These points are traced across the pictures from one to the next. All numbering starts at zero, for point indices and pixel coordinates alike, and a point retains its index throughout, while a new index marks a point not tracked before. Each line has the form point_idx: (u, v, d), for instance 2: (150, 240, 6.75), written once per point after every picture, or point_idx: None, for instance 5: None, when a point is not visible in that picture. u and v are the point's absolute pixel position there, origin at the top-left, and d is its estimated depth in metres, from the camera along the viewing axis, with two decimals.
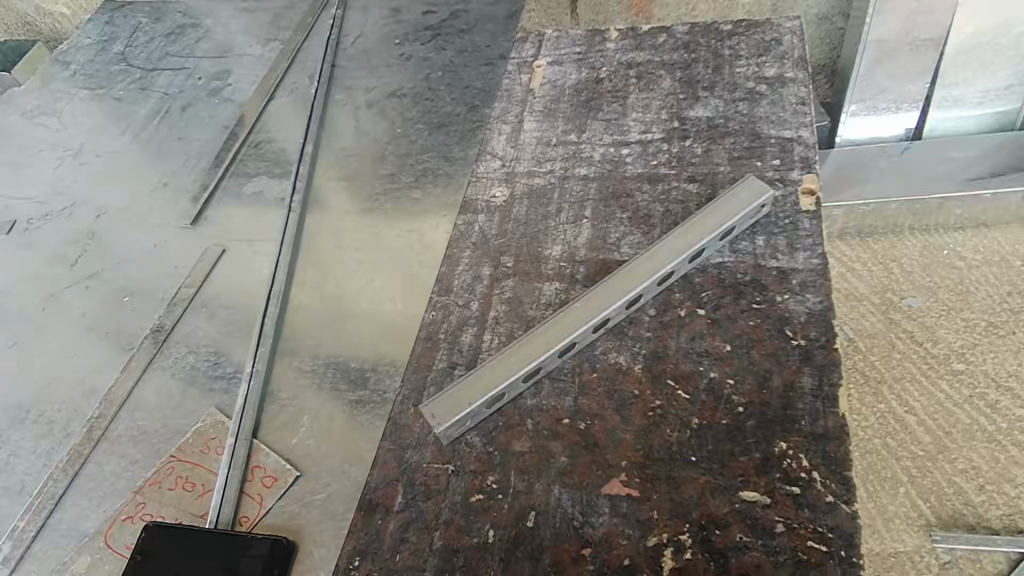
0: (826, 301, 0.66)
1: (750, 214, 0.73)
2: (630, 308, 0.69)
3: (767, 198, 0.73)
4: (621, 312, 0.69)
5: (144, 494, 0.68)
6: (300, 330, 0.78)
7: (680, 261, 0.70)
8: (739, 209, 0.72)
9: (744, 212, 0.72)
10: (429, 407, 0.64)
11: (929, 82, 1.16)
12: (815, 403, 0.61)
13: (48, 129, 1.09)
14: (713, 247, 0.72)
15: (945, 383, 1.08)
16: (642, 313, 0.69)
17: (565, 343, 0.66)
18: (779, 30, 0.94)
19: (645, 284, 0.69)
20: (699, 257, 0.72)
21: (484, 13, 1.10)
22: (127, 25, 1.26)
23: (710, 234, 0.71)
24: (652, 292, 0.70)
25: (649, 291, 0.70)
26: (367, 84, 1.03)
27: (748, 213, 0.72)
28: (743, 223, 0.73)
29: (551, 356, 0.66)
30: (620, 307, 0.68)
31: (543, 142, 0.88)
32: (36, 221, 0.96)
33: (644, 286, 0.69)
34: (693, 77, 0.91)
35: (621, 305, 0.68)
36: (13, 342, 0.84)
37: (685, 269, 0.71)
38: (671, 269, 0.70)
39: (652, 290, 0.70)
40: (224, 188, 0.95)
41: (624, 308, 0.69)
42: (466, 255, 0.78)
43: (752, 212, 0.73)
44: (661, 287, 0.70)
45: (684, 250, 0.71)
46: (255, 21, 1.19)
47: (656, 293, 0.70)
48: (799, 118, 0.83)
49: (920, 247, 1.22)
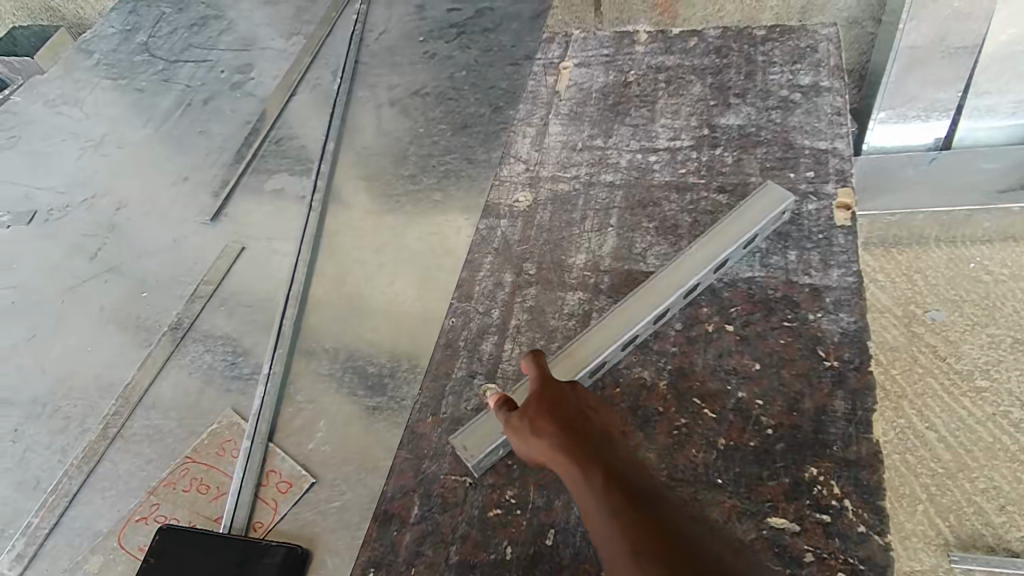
0: (860, 321, 0.65)
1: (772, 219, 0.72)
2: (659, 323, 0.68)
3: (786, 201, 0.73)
4: (649, 327, 0.67)
5: (159, 494, 0.68)
6: (318, 332, 0.77)
7: (706, 272, 0.69)
8: (761, 217, 0.71)
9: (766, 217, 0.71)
10: (458, 440, 0.63)
11: (962, 90, 1.13)
12: (849, 428, 0.59)
13: (70, 119, 1.09)
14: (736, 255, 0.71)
15: (968, 400, 1.05)
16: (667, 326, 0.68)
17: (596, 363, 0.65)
18: (815, 36, 0.91)
19: (671, 299, 0.68)
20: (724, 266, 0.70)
21: (510, 11, 1.08)
22: (151, 15, 1.25)
23: (734, 243, 0.70)
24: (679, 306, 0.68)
25: (676, 304, 0.68)
26: (390, 82, 1.02)
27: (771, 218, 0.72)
28: (767, 229, 0.72)
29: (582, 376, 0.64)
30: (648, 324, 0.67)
31: (568, 147, 0.86)
32: (57, 212, 0.96)
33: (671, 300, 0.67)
34: (724, 83, 0.89)
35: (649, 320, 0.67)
36: (31, 334, 0.83)
37: (711, 279, 0.70)
38: (697, 280, 0.69)
39: (679, 304, 0.68)
40: (244, 184, 0.94)
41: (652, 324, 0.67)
42: (488, 260, 0.77)
43: (774, 216, 0.72)
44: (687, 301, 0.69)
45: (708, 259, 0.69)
46: (278, 15, 1.18)
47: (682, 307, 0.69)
48: (835, 129, 0.81)
49: (946, 259, 1.18)
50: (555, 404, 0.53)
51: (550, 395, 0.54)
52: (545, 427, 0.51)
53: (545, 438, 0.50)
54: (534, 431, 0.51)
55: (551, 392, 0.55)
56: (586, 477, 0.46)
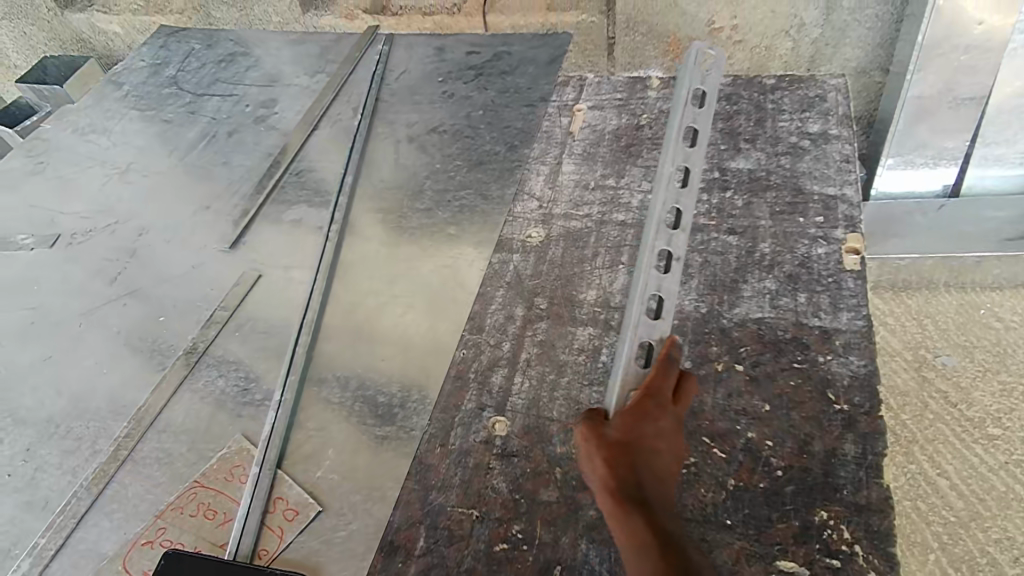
0: (870, 365, 0.66)
1: (708, 82, 0.72)
2: (671, 271, 0.66)
3: (715, 52, 0.71)
4: (657, 278, 0.65)
5: (165, 518, 0.68)
6: (330, 360, 0.78)
7: (672, 188, 0.68)
8: (687, 94, 0.71)
9: (693, 85, 0.71)
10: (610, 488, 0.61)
11: (969, 140, 1.15)
12: (859, 472, 0.60)
13: (98, 147, 1.12)
14: (700, 127, 0.70)
15: (981, 447, 1.03)
16: (664, 280, 0.65)
17: (633, 355, 0.60)
18: (823, 87, 0.95)
19: (653, 237, 0.67)
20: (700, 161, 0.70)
21: (527, 55, 1.12)
22: (180, 50, 1.30)
23: (678, 140, 0.70)
24: (669, 237, 0.67)
25: (663, 238, 0.67)
26: (408, 119, 1.05)
27: (699, 83, 0.72)
28: (711, 95, 0.71)
29: (629, 366, 0.59)
30: (652, 277, 0.65)
31: (581, 185, 0.90)
32: (80, 236, 0.98)
33: (654, 236, 0.67)
34: (735, 129, 0.91)
35: (654, 273, 0.66)
36: (49, 355, 0.85)
37: (690, 193, 0.68)
38: (678, 206, 0.68)
39: (665, 235, 0.67)
40: (265, 214, 0.96)
41: (654, 274, 0.65)
42: (500, 293, 0.80)
43: (698, 78, 0.72)
44: (667, 229, 0.67)
45: (667, 171, 0.68)
46: (304, 53, 1.23)
47: (670, 239, 0.67)
48: (844, 176, 0.83)
49: (956, 304, 1.18)
50: (648, 426, 0.55)
51: (648, 413, 0.55)
52: (621, 449, 0.52)
53: (605, 452, 0.52)
54: (597, 441, 0.53)
55: (648, 408, 0.56)
56: (637, 517, 0.49)
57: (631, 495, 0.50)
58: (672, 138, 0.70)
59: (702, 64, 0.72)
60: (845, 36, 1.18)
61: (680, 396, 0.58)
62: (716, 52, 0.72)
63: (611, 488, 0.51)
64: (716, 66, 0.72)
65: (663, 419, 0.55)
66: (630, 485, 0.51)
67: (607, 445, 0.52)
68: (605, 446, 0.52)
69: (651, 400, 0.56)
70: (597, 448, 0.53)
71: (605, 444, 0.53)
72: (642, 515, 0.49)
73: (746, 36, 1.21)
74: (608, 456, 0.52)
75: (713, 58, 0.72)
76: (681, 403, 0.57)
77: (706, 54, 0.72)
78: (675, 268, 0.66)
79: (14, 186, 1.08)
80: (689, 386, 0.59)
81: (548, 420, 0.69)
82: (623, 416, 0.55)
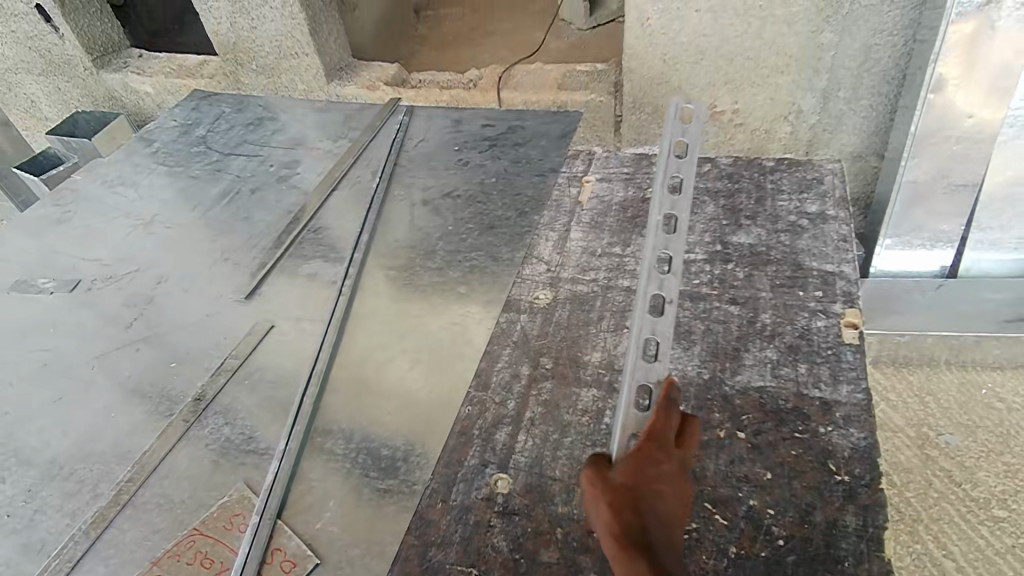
0: (870, 438, 0.67)
1: (687, 135, 0.71)
2: (663, 315, 0.66)
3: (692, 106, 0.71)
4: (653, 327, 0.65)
5: (162, 566, 0.68)
6: (336, 412, 0.79)
7: (660, 235, 0.69)
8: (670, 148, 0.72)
9: (674, 137, 0.72)
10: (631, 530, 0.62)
11: (964, 224, 1.19)
12: (860, 544, 0.60)
13: (125, 199, 1.18)
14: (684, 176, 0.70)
15: (986, 529, 1.02)
16: (658, 323, 0.66)
17: (634, 399, 0.62)
18: (820, 170, 1.00)
19: (644, 284, 0.67)
20: (688, 208, 0.70)
21: (540, 129, 1.18)
22: (211, 112, 1.38)
23: (664, 187, 0.70)
24: (659, 282, 0.67)
25: (654, 284, 0.67)
26: (424, 183, 1.10)
27: (679, 136, 0.72)
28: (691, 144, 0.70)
29: (629, 411, 0.61)
30: (646, 321, 0.66)
31: (588, 252, 0.95)
32: (100, 282, 1.01)
33: (645, 283, 0.67)
34: (736, 206, 0.96)
35: (647, 318, 0.66)
36: (58, 397, 0.86)
37: (678, 237, 0.68)
38: (667, 252, 0.67)
39: (655, 280, 0.67)
40: (281, 268, 0.99)
41: (648, 319, 0.66)
42: (507, 352, 0.83)
43: (678, 131, 0.72)
44: (658, 275, 0.67)
45: (654, 221, 0.69)
46: (329, 119, 1.30)
47: (661, 283, 0.67)
48: (841, 254, 0.87)
49: (957, 382, 1.19)
50: (652, 468, 0.55)
51: (652, 455, 0.56)
52: (624, 493, 0.54)
53: (609, 497, 0.54)
54: (602, 486, 0.55)
55: (652, 452, 0.56)
56: (639, 561, 0.49)
57: (635, 539, 0.51)
58: (657, 188, 0.70)
59: (681, 121, 0.72)
60: (841, 124, 1.25)
61: (685, 439, 0.58)
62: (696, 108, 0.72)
63: (615, 532, 0.51)
64: (697, 121, 0.72)
65: (667, 462, 0.56)
66: (634, 529, 0.52)
67: (611, 490, 0.54)
68: (609, 491, 0.54)
69: (655, 443, 0.57)
70: (602, 494, 0.54)
71: (609, 489, 0.54)
72: (646, 559, 0.49)
73: (747, 120, 1.28)
74: (612, 500, 0.53)
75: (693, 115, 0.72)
76: (686, 445, 0.58)
77: (686, 108, 0.72)
78: (669, 310, 0.66)
79: (40, 232, 1.12)
80: (695, 429, 0.59)
81: (549, 479, 0.70)
82: (626, 461, 0.56)
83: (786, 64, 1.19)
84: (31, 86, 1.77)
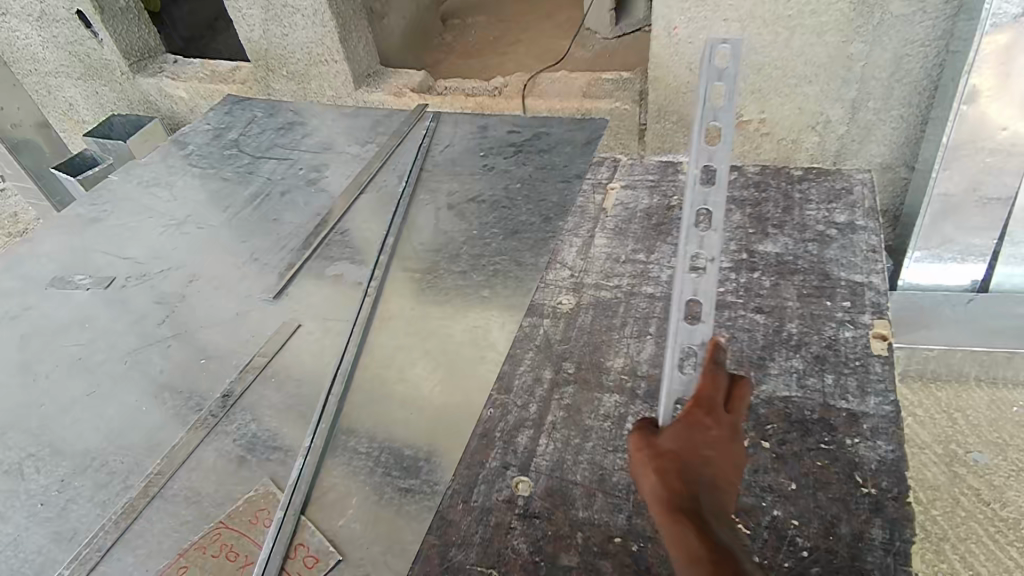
0: (898, 450, 0.66)
1: (724, 76, 0.62)
2: (706, 274, 0.64)
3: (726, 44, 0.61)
4: (688, 331, 0.64)
5: (188, 557, 0.69)
6: (359, 412, 0.80)
7: (698, 190, 0.64)
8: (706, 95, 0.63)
9: (709, 82, 0.63)
10: None
11: (997, 238, 1.16)
12: (886, 558, 0.59)
13: (159, 200, 1.21)
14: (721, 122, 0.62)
15: (1016, 550, 0.99)
16: (700, 283, 0.65)
17: (677, 363, 0.63)
18: (850, 180, 0.99)
19: (683, 244, 0.65)
20: (727, 156, 0.63)
21: (565, 136, 1.19)
22: (243, 116, 1.41)
23: (700, 137, 0.64)
24: (700, 240, 0.65)
25: (695, 242, 0.65)
26: (449, 188, 1.12)
27: (716, 80, 0.63)
28: (730, 89, 0.61)
29: (673, 376, 0.62)
30: (686, 282, 0.65)
31: (612, 259, 0.95)
32: (133, 280, 1.04)
33: (684, 243, 0.65)
34: (763, 214, 0.95)
35: (687, 277, 0.65)
36: (92, 391, 0.88)
37: (720, 192, 0.64)
38: (706, 207, 0.64)
39: (695, 237, 0.65)
40: (308, 269, 1.01)
41: (689, 279, 0.65)
42: (529, 356, 0.83)
43: (715, 74, 0.63)
44: (697, 231, 0.65)
45: (692, 174, 0.65)
46: (357, 124, 1.32)
47: (701, 242, 0.64)
48: (870, 264, 0.86)
49: (988, 400, 1.17)
50: (702, 435, 0.54)
51: (701, 422, 0.55)
52: (672, 460, 0.53)
53: (654, 463, 0.54)
54: (648, 452, 0.55)
55: (699, 419, 0.55)
56: (685, 526, 0.49)
57: (680, 504, 0.51)
58: (694, 140, 0.64)
59: (717, 63, 0.63)
60: (871, 135, 1.24)
61: (735, 404, 0.56)
62: (731, 45, 0.62)
63: (661, 498, 0.52)
64: (735, 59, 0.62)
65: (716, 429, 0.54)
66: (681, 495, 0.51)
67: (657, 457, 0.54)
68: (655, 457, 0.54)
69: (702, 410, 0.55)
70: (649, 460, 0.55)
71: (654, 455, 0.54)
72: (691, 526, 0.49)
73: (773, 130, 1.27)
74: (657, 467, 0.54)
75: (728, 52, 0.62)
76: (736, 410, 0.56)
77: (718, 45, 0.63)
78: (710, 270, 0.64)
79: (77, 231, 1.15)
80: (745, 393, 0.57)
81: (570, 483, 0.70)
82: (674, 427, 0.55)
83: (815, 74, 1.18)
84: (69, 90, 1.83)
